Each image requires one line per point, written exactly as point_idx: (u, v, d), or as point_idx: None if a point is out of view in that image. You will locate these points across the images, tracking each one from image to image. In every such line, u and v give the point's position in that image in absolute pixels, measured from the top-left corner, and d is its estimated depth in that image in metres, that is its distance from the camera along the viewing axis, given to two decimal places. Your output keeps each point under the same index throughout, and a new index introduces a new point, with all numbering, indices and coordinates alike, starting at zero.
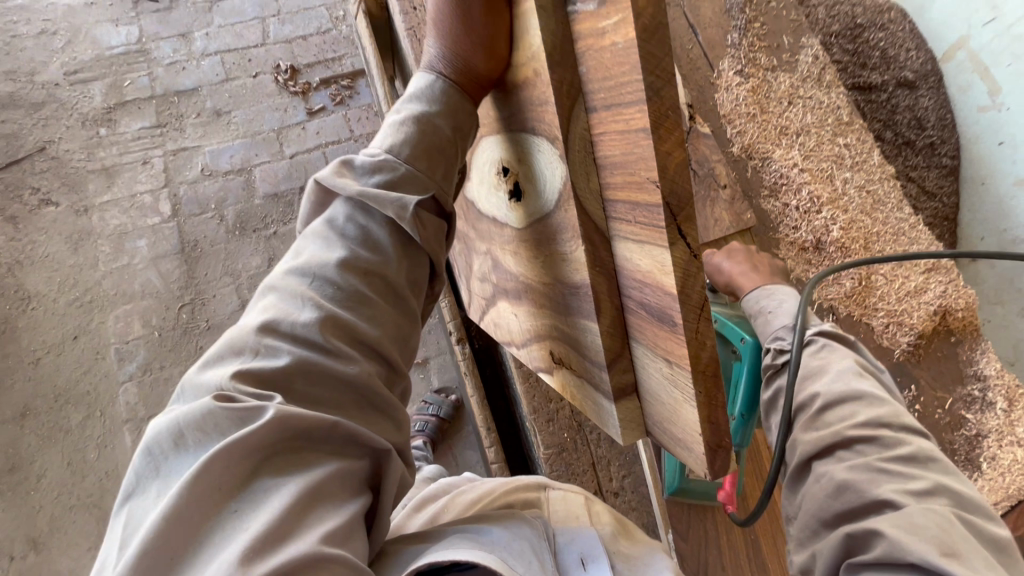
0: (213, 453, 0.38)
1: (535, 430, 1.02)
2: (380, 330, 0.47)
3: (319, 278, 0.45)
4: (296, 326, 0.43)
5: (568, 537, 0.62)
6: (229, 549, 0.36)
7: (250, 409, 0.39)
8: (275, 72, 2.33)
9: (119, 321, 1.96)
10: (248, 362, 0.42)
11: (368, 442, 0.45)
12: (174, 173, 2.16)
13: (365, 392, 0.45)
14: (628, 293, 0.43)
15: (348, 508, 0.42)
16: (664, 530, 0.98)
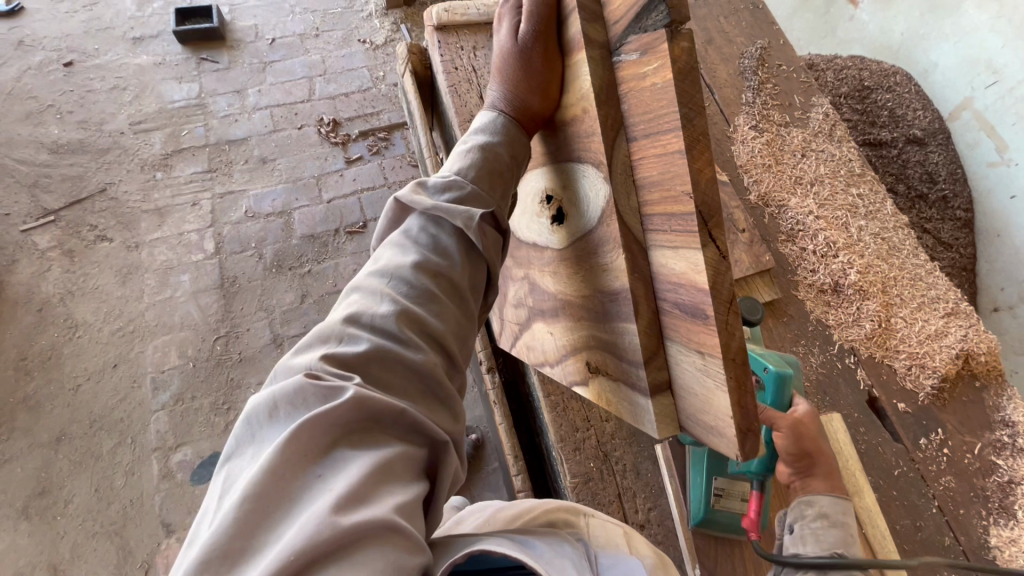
0: (303, 421, 0.43)
1: (562, 458, 1.05)
2: (445, 326, 0.53)
3: (397, 279, 0.53)
4: (375, 317, 0.50)
5: (611, 561, 0.62)
6: (315, 506, 0.40)
7: (334, 387, 0.45)
8: (318, 125, 2.53)
9: (157, 351, 2.04)
10: (333, 348, 0.48)
11: (429, 432, 0.50)
12: (220, 214, 2.31)
13: (430, 381, 0.51)
14: (663, 295, 0.50)
15: (411, 487, 0.46)
16: (692, 565, 0.97)
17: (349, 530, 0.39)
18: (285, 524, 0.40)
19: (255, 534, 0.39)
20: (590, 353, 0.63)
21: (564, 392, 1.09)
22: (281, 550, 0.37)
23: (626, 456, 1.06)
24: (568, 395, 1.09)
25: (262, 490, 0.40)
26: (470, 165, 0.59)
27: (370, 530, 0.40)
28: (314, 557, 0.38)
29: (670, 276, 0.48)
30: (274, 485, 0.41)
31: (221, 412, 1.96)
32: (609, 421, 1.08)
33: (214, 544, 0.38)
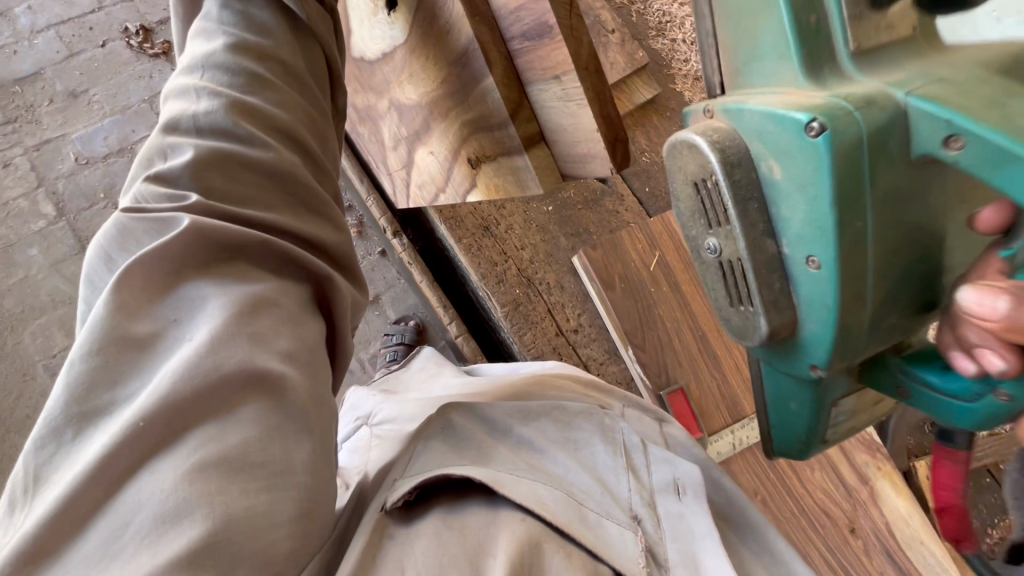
0: (137, 261, 0.39)
1: (489, 293, 1.07)
2: (292, 117, 0.50)
3: (209, 67, 0.49)
4: (197, 117, 0.46)
5: (664, 460, 0.65)
6: (174, 359, 0.37)
7: (165, 221, 0.41)
8: (124, 37, 2.10)
9: (38, 337, 1.81)
10: (159, 165, 0.45)
11: (301, 260, 0.47)
12: (46, 170, 1.96)
13: (288, 181, 0.48)
14: (511, 35, 0.54)
15: (295, 319, 0.44)
16: (624, 348, 1.07)
17: (220, 379, 0.37)
18: (146, 374, 0.37)
19: (110, 388, 0.36)
20: (466, 147, 0.62)
21: (474, 233, 1.09)
22: (141, 409, 0.35)
23: (548, 276, 1.10)
24: (479, 236, 1.09)
25: (106, 341, 0.37)
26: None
27: (247, 380, 0.38)
28: (184, 408, 0.36)
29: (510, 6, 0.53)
30: (120, 336, 0.37)
31: None
32: (524, 249, 1.11)
33: (65, 406, 0.35)
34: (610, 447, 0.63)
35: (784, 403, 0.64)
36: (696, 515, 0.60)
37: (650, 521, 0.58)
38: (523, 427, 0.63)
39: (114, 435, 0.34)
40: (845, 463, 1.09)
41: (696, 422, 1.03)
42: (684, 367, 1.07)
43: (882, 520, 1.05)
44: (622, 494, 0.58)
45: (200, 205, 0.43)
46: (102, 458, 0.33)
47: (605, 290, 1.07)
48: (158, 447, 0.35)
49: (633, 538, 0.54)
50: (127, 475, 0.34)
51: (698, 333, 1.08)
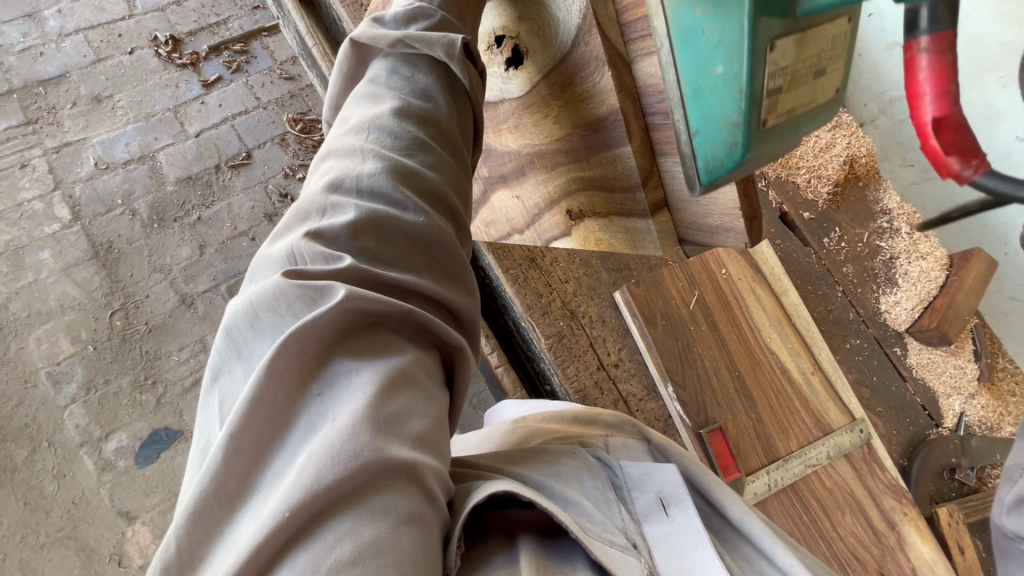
0: (289, 334, 0.39)
1: (533, 325, 1.08)
2: (442, 178, 0.53)
3: (377, 130, 0.52)
4: (361, 179, 0.49)
5: (641, 474, 0.64)
6: (318, 437, 0.36)
7: (319, 291, 0.42)
8: (154, 45, 2.12)
9: (43, 343, 1.76)
10: (318, 222, 0.47)
11: (436, 333, 0.47)
12: (63, 173, 1.93)
13: (432, 244, 0.49)
14: (653, 111, 0.55)
15: (429, 394, 0.43)
16: (664, 385, 1.08)
17: (358, 471, 0.35)
18: (291, 451, 0.37)
19: (260, 466, 0.37)
20: (571, 201, 0.66)
21: (521, 265, 1.11)
22: (286, 498, 0.34)
23: (590, 309, 1.12)
24: (525, 267, 1.11)
25: (258, 420, 0.37)
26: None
27: (388, 471, 0.36)
28: (324, 499, 0.34)
29: (658, 84, 0.52)
30: (272, 416, 0.38)
31: (146, 388, 1.76)
32: (568, 282, 1.13)
33: (221, 483, 0.36)
34: (598, 480, 0.61)
35: (705, 70, 0.39)
36: (685, 530, 0.58)
37: (645, 549, 0.55)
38: (522, 469, 0.58)
39: (263, 521, 0.33)
40: (875, 509, 1.11)
41: (734, 462, 1.05)
42: (721, 407, 1.08)
43: (909, 565, 1.08)
44: (616, 521, 0.56)
45: (354, 273, 0.43)
46: (252, 548, 0.32)
47: (647, 327, 1.09)
48: (298, 538, 0.33)
49: (637, 563, 0.51)
50: (267, 567, 0.33)
51: (735, 374, 1.12)
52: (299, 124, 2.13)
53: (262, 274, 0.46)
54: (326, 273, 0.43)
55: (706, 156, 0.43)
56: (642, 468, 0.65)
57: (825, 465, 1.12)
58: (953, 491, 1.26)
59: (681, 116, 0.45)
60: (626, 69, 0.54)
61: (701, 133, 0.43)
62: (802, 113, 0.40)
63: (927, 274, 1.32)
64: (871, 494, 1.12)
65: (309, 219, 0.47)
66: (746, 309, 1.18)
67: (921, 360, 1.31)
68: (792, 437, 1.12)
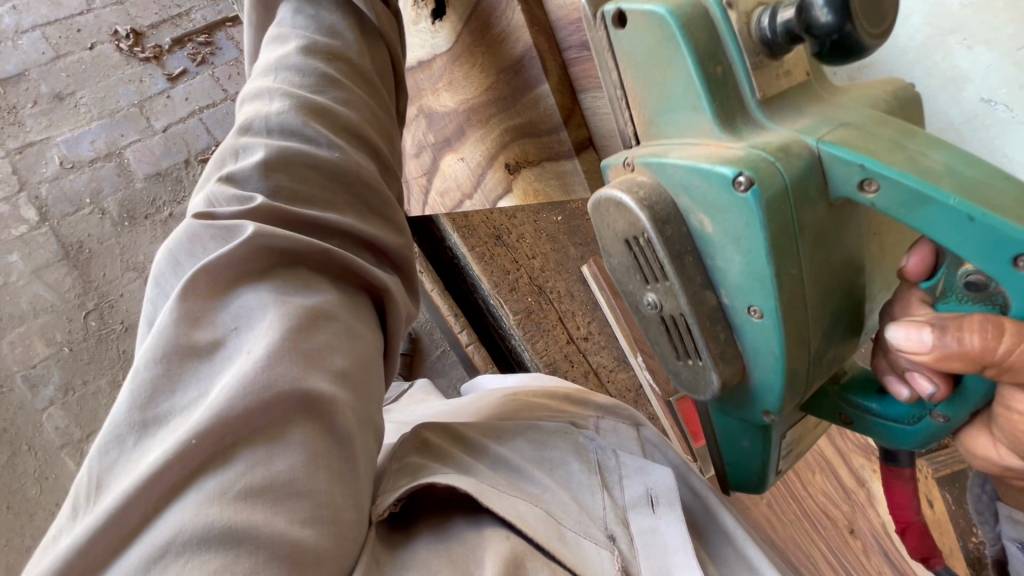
0: (200, 271, 0.39)
1: (500, 301, 1.09)
2: (357, 114, 0.52)
3: (284, 70, 0.51)
4: (270, 118, 0.48)
5: (637, 467, 0.64)
6: (232, 369, 0.36)
7: (230, 229, 0.41)
8: (114, 40, 2.08)
9: (16, 346, 1.74)
10: (232, 166, 0.46)
11: (364, 274, 0.46)
12: (28, 174, 1.90)
13: (350, 180, 0.49)
14: (568, 45, 0.56)
15: (355, 331, 0.43)
16: (634, 354, 1.09)
17: (271, 399, 0.35)
18: (204, 380, 0.36)
19: (169, 397, 0.35)
20: (507, 153, 0.65)
21: (486, 242, 1.11)
22: (195, 423, 0.33)
23: (559, 284, 1.12)
24: (490, 244, 1.11)
25: (167, 350, 0.36)
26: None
27: (303, 402, 0.36)
28: (238, 427, 0.34)
29: (569, 16, 0.55)
30: (183, 347, 0.37)
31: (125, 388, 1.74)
32: (535, 258, 1.13)
33: (127, 411, 0.35)
34: (584, 466, 0.62)
35: (737, 441, 0.64)
36: (665, 525, 0.59)
37: (625, 540, 0.56)
38: (500, 446, 0.60)
39: (170, 444, 0.33)
40: (844, 467, 1.14)
41: (703, 428, 1.06)
42: None
43: (879, 520, 1.09)
44: (596, 512, 0.57)
45: (266, 211, 0.43)
46: (156, 471, 0.32)
47: (615, 299, 1.10)
48: (208, 464, 0.33)
49: (609, 557, 0.53)
50: (172, 492, 0.32)
51: None
52: None
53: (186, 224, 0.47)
54: (238, 213, 0.43)
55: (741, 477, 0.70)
56: (638, 460, 0.66)
57: None
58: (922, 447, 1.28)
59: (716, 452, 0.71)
60: (540, 7, 0.56)
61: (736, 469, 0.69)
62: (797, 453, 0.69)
63: None
64: (840, 452, 1.15)
65: (225, 164, 0.48)
66: None
67: None
68: None
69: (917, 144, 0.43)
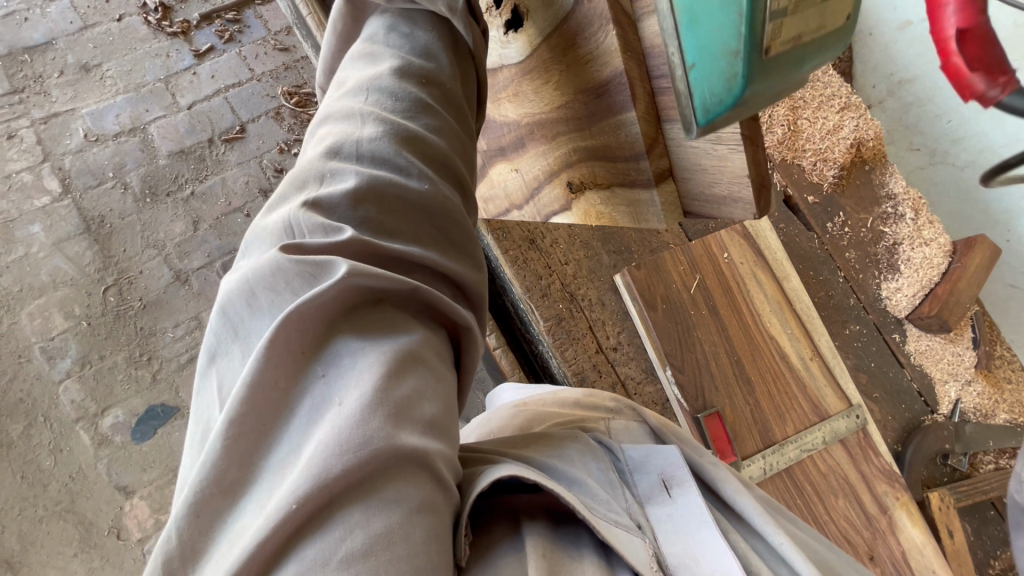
0: (289, 315, 0.38)
1: (531, 307, 1.07)
2: (445, 142, 0.52)
3: (376, 91, 0.51)
4: (361, 143, 0.48)
5: (643, 457, 0.63)
6: (323, 424, 0.35)
7: (320, 266, 0.40)
8: (143, 13, 2.06)
9: (35, 318, 1.74)
10: (318, 190, 0.45)
11: (446, 311, 0.45)
12: (52, 145, 1.89)
13: (436, 213, 0.48)
14: (658, 73, 0.52)
15: (440, 374, 0.42)
16: (662, 368, 1.07)
17: (368, 458, 0.33)
18: (296, 434, 0.35)
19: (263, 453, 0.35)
20: (572, 172, 0.65)
21: (520, 245, 1.09)
22: (294, 488, 0.32)
23: (590, 291, 1.11)
24: (525, 248, 1.10)
25: (259, 403, 0.36)
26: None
27: (400, 460, 0.35)
28: (334, 489, 0.32)
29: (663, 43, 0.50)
30: (273, 399, 0.36)
31: (141, 364, 1.75)
32: (568, 264, 1.12)
33: (221, 469, 0.34)
34: (601, 463, 0.59)
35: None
36: (688, 511, 0.56)
37: (650, 530, 0.53)
38: (521, 448, 0.57)
39: (271, 510, 0.32)
40: (868, 494, 1.12)
41: (730, 447, 1.04)
42: (720, 392, 1.08)
43: (898, 548, 1.10)
44: (620, 503, 0.54)
45: (355, 246, 0.42)
46: (257, 540, 0.31)
47: (647, 310, 1.08)
48: (307, 529, 0.32)
49: (642, 544, 0.49)
50: (274, 558, 0.31)
51: (735, 360, 1.11)
52: (295, 97, 2.08)
53: (260, 244, 0.45)
54: (326, 247, 0.41)
55: (703, 94, 0.41)
56: (642, 451, 0.64)
57: (821, 450, 1.12)
58: (946, 476, 1.26)
59: (675, 49, 0.43)
60: (633, 30, 0.52)
61: (698, 67, 0.40)
62: (805, 44, 0.37)
63: (930, 260, 1.32)
64: (865, 479, 1.13)
65: (308, 187, 0.46)
66: (745, 290, 1.16)
67: (919, 347, 1.31)
68: (789, 422, 1.12)
69: None
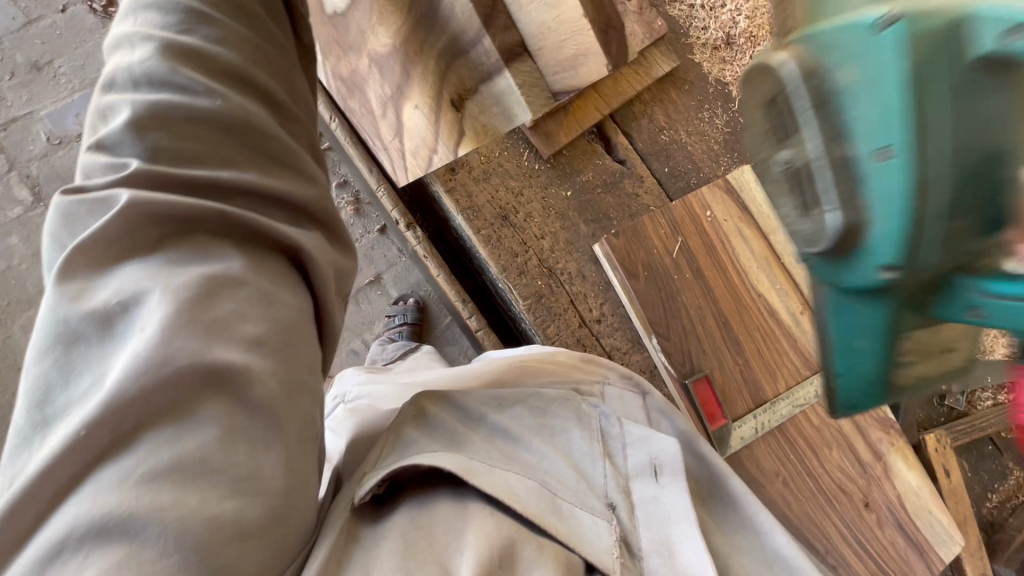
0: (76, 249, 0.42)
1: (510, 287, 1.05)
2: (238, 55, 0.50)
3: (142, 11, 0.49)
4: (132, 70, 0.47)
5: (640, 439, 0.66)
6: (121, 352, 0.39)
7: (106, 201, 0.43)
8: None
9: (29, 330, 1.75)
10: (104, 129, 0.47)
11: (268, 230, 0.49)
12: (16, 152, 1.83)
13: (240, 129, 0.48)
14: None
15: (257, 289, 0.46)
16: (648, 337, 1.06)
17: (165, 379, 0.39)
18: (101, 361, 0.40)
19: (67, 387, 0.39)
20: None
21: (493, 223, 1.06)
22: (91, 410, 0.37)
23: (569, 264, 1.08)
24: (498, 226, 1.06)
25: (58, 338, 0.40)
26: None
27: (206, 378, 0.40)
28: (133, 415, 0.38)
29: None
30: (71, 331, 0.40)
31: None
32: (544, 238, 1.08)
33: (31, 406, 0.39)
34: (585, 433, 0.65)
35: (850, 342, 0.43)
36: (674, 499, 0.61)
37: (625, 509, 0.59)
38: (499, 414, 0.63)
39: (73, 433, 0.37)
40: (862, 441, 1.12)
41: (720, 409, 1.04)
42: (709, 356, 1.06)
43: (894, 493, 1.10)
44: (597, 482, 0.60)
45: (141, 179, 0.44)
46: (59, 457, 0.36)
47: (628, 279, 1.05)
48: (115, 448, 0.38)
49: (607, 527, 0.56)
50: (81, 473, 0.37)
51: (722, 321, 1.08)
52: None
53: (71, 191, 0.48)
54: (113, 182, 0.44)
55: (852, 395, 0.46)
56: (642, 430, 0.67)
57: (813, 403, 1.11)
58: (942, 416, 1.26)
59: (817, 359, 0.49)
60: None
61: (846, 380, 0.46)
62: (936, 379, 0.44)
63: None
64: (859, 428, 1.12)
65: (98, 127, 0.47)
66: (731, 248, 1.12)
67: None
68: (781, 380, 1.10)
69: None
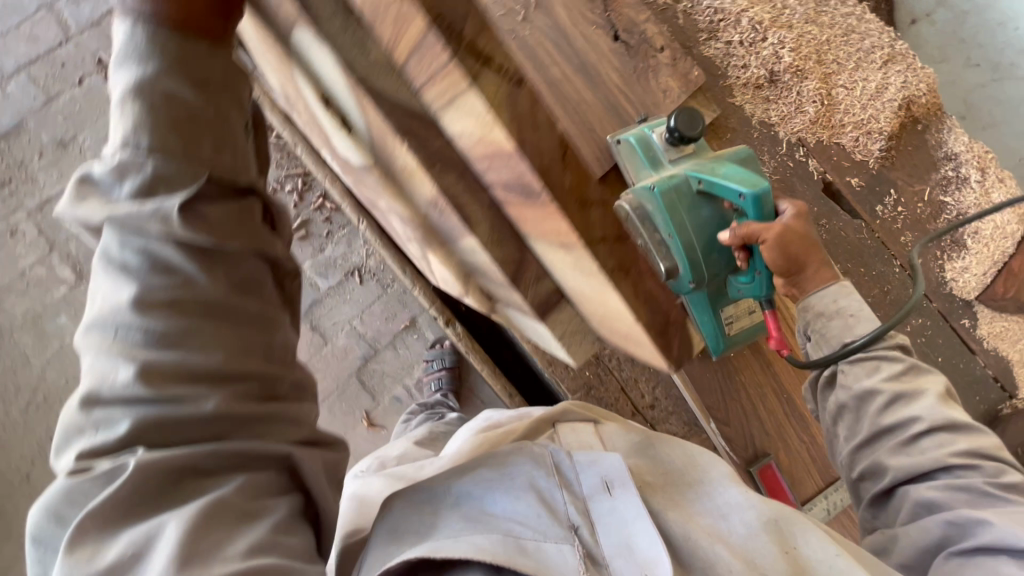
0: (86, 518, 0.42)
1: (557, 381, 1.01)
2: (221, 351, 0.47)
3: (119, 328, 0.45)
4: (116, 387, 0.44)
5: (590, 460, 0.67)
6: None
7: (109, 472, 0.43)
8: (100, 69, 1.92)
9: None
10: (93, 438, 0.44)
11: (263, 454, 0.49)
12: (54, 232, 1.87)
13: (230, 411, 0.47)
14: None
15: (264, 511, 0.48)
16: (706, 422, 1.01)
17: None
18: None
19: None
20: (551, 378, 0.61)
21: None
22: None
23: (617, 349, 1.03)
24: None
25: None
26: (140, 120, 0.46)
27: None
28: None
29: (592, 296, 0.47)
30: None
31: None
32: None
33: None
34: (543, 471, 0.66)
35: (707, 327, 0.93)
36: (626, 509, 0.62)
37: (587, 528, 0.61)
38: (461, 480, 0.65)
39: None
40: None
41: (788, 496, 0.99)
42: (771, 436, 1.02)
43: None
44: (560, 512, 0.62)
45: (142, 473, 0.43)
46: None
47: (681, 364, 1.00)
48: None
49: (571, 549, 0.58)
50: None
51: (785, 397, 1.02)
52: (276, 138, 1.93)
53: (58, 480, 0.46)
54: (112, 480, 0.43)
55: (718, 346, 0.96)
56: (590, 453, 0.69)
57: None
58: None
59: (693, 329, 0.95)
60: None
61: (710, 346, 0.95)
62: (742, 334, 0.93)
63: (1003, 230, 1.17)
64: None
65: (84, 433, 0.45)
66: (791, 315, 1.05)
67: (993, 329, 1.18)
68: None
69: (717, 163, 0.83)
